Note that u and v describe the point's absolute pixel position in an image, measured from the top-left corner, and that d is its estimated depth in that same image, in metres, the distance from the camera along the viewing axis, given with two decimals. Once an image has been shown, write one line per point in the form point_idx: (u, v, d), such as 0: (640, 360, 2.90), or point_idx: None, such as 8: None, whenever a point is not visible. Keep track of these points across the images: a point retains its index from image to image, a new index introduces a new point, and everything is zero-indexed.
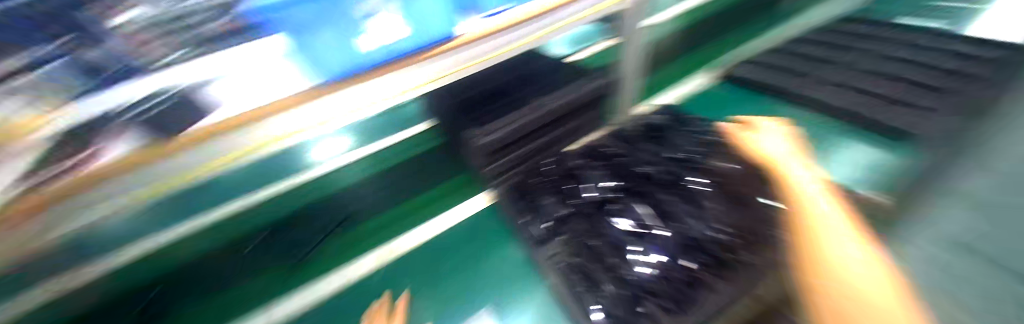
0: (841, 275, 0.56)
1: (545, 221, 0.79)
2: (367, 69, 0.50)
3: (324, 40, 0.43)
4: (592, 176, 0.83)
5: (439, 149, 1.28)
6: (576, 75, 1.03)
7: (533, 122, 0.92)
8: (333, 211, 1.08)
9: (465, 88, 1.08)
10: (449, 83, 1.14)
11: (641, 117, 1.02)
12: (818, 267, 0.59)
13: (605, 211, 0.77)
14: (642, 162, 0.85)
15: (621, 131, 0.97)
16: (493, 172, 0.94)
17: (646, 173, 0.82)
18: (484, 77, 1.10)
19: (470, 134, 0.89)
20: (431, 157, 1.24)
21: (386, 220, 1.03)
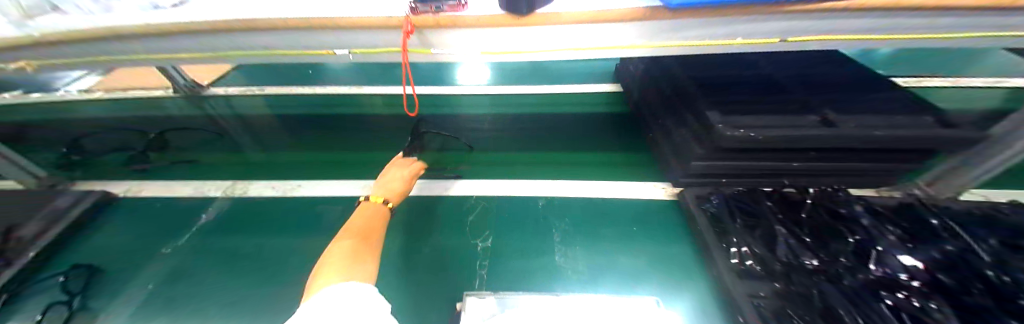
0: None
1: (757, 253, 0.66)
2: (715, 8, 0.51)
3: None
4: (866, 243, 0.63)
5: (609, 131, 1.26)
6: (882, 112, 0.78)
7: (801, 140, 0.74)
8: (502, 142, 1.23)
9: (712, 76, 0.97)
10: (691, 63, 1.07)
11: (971, 220, 0.70)
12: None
13: (875, 287, 0.56)
14: (970, 266, 0.57)
15: (928, 216, 0.69)
16: (705, 168, 0.83)
17: (973, 281, 0.55)
18: (736, 73, 0.98)
19: (713, 118, 0.78)
20: (597, 134, 1.25)
21: (544, 165, 1.12)
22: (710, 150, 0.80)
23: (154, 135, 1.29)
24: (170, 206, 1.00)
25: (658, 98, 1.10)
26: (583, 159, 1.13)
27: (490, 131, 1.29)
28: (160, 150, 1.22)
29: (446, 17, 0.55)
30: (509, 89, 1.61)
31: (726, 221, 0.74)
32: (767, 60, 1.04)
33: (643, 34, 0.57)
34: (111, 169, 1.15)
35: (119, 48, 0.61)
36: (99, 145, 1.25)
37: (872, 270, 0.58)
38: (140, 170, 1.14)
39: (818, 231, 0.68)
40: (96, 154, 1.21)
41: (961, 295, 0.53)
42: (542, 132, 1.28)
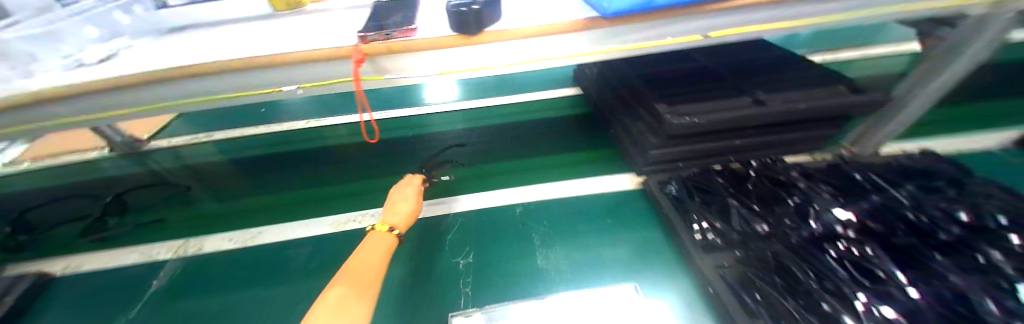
0: None
1: (718, 226, 0.71)
2: (645, 14, 0.57)
3: None
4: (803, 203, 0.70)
5: (576, 132, 1.31)
6: (801, 88, 0.88)
7: (738, 121, 0.82)
8: (476, 156, 1.24)
9: (658, 72, 1.05)
10: (637, 61, 1.16)
11: (884, 170, 0.81)
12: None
13: (815, 241, 0.63)
14: (882, 211, 0.67)
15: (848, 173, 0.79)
16: (663, 156, 0.89)
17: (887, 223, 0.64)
18: (678, 66, 1.07)
19: (662, 109, 0.85)
20: (566, 136, 1.30)
21: (521, 172, 1.14)
22: (665, 140, 0.86)
23: (111, 198, 1.17)
24: (118, 277, 0.91)
25: (614, 96, 1.17)
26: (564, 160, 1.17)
27: (463, 147, 1.30)
28: (115, 215, 1.11)
29: (398, 42, 0.56)
30: (475, 103, 1.63)
31: (689, 202, 0.80)
32: (703, 51, 1.14)
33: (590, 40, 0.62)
34: (62, 243, 1.02)
35: (44, 113, 0.56)
36: (42, 219, 1.12)
37: (810, 226, 0.66)
38: (94, 240, 1.03)
39: (764, 202, 0.75)
40: (42, 229, 1.08)
41: (881, 236, 0.62)
42: (514, 142, 1.31)
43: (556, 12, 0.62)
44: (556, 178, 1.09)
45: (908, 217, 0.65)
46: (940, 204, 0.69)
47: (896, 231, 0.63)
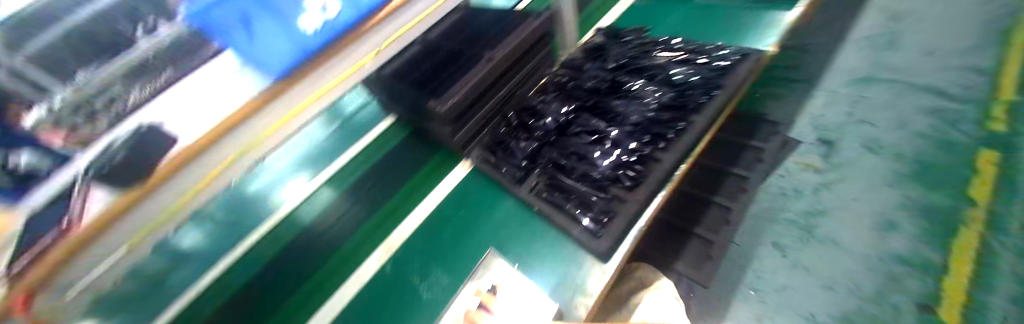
0: None
1: (515, 159, 0.84)
2: (314, 57, 0.54)
3: (272, 37, 0.49)
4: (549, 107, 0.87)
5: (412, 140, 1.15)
6: (512, 25, 1.01)
7: (487, 79, 0.90)
8: (342, 229, 0.95)
9: (411, 68, 1.02)
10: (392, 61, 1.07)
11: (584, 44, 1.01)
12: None
13: (568, 133, 0.81)
14: (590, 79, 0.87)
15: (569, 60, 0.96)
16: (463, 138, 0.94)
17: (595, 86, 0.85)
18: (417, 55, 1.06)
19: (432, 105, 0.85)
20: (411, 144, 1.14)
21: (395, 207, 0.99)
22: (453, 126, 0.90)
23: None
24: None
25: (399, 107, 1.10)
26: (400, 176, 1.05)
27: (319, 230, 0.95)
28: None
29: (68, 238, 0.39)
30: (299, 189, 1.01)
31: (494, 152, 0.90)
32: (439, 27, 1.13)
33: (291, 101, 0.54)
34: None
35: None
36: None
37: (563, 118, 0.84)
38: None
39: (533, 113, 0.88)
40: None
41: (599, 97, 0.83)
42: (358, 190, 1.03)
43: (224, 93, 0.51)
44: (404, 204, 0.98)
45: (610, 70, 0.86)
46: (626, 44, 0.92)
47: (607, 86, 0.84)
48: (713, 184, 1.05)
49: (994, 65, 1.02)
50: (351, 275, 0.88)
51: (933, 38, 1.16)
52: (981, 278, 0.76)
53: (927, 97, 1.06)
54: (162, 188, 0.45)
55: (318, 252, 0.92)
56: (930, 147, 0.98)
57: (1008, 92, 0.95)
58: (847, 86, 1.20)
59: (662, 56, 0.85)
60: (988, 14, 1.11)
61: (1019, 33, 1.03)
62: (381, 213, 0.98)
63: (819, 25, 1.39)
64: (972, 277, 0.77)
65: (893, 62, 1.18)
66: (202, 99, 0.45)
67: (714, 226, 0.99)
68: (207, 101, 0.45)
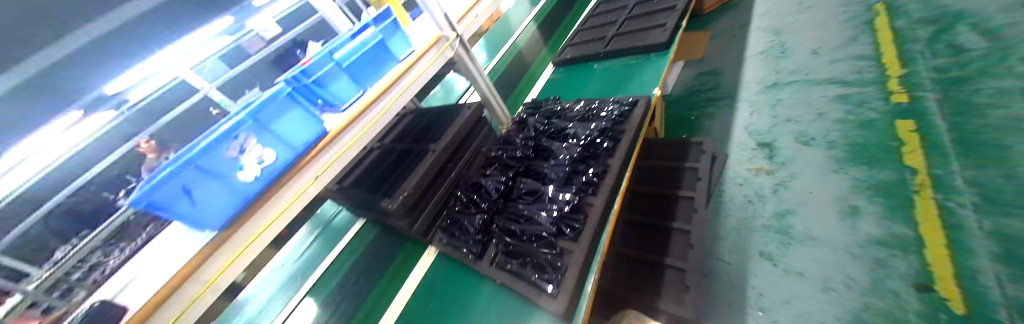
0: None
1: (468, 234, 0.87)
2: (253, 201, 0.64)
3: (215, 195, 0.59)
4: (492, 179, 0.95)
5: (385, 236, 1.22)
6: (449, 119, 1.15)
7: (432, 169, 0.99)
8: None
9: (367, 175, 1.12)
10: (350, 172, 1.16)
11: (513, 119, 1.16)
12: None
13: (512, 199, 0.88)
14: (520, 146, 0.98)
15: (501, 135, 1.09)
16: (422, 225, 0.97)
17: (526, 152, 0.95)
18: (372, 162, 1.17)
19: (385, 204, 0.92)
20: (386, 240, 1.21)
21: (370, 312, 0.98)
22: (408, 217, 0.95)
23: None
24: None
25: (359, 209, 1.16)
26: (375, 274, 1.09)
27: None
28: None
29: None
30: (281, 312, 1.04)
31: (449, 232, 0.93)
32: (390, 134, 1.28)
33: (234, 247, 0.60)
34: None
35: None
36: None
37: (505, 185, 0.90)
38: None
39: (477, 188, 0.95)
40: None
41: (531, 162, 0.92)
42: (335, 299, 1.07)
43: (176, 253, 0.59)
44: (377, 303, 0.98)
45: (534, 136, 0.98)
46: (545, 112, 1.07)
47: (535, 150, 0.94)
48: (668, 209, 1.11)
49: (882, 65, 1.43)
50: None
51: (816, 43, 1.70)
52: (957, 253, 0.87)
53: (823, 91, 1.48)
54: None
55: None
56: (843, 147, 1.26)
57: (899, 87, 1.32)
58: (762, 93, 1.66)
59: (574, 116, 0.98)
60: (844, 36, 1.64)
61: (887, 56, 1.44)
62: (357, 320, 0.97)
63: (716, 72, 1.94)
64: (950, 257, 0.87)
65: (787, 80, 1.64)
66: (160, 264, 0.57)
67: (682, 250, 1.00)
68: (163, 264, 0.56)
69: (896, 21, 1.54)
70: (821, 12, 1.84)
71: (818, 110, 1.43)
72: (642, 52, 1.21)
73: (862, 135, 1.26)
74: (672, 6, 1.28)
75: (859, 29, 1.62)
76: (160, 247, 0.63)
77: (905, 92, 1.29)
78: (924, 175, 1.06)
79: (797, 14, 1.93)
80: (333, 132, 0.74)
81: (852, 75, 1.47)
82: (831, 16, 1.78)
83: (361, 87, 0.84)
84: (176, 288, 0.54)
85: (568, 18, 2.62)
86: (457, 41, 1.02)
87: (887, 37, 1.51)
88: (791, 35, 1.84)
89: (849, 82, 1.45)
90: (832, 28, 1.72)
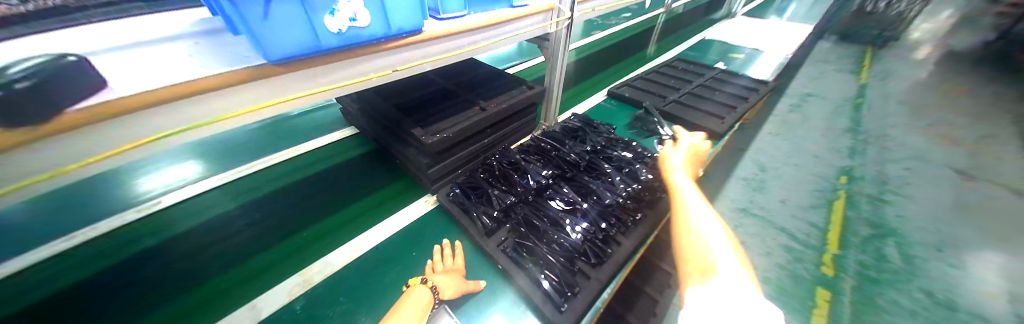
0: (723, 273, 0.55)
1: (489, 208, 0.82)
2: (324, 56, 0.52)
3: (288, 25, 0.46)
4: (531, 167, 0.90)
5: (372, 159, 1.12)
6: (507, 87, 1.09)
7: (477, 126, 0.92)
8: (254, 236, 0.84)
9: (399, 94, 0.99)
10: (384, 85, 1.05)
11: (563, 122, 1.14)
12: (692, 265, 0.60)
13: (545, 197, 0.85)
14: (570, 153, 0.95)
15: (548, 131, 1.06)
16: (437, 173, 0.89)
17: (574, 161, 0.93)
18: (408, 84, 1.06)
19: (418, 132, 0.82)
20: (369, 163, 1.10)
21: (333, 228, 0.87)
22: (432, 158, 0.86)
23: None
24: None
25: (372, 123, 1.04)
26: (357, 191, 0.99)
27: (220, 230, 0.86)
28: None
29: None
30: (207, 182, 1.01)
31: (464, 194, 0.87)
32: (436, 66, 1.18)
33: (260, 92, 0.49)
34: None
35: None
36: None
37: (543, 181, 0.87)
38: None
39: (513, 169, 0.91)
40: None
41: (576, 172, 0.90)
42: (289, 196, 0.97)
43: (190, 66, 0.47)
44: (349, 224, 0.88)
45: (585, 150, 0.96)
46: (599, 134, 1.06)
47: (585, 164, 0.92)
48: (645, 272, 1.17)
49: (826, 238, 1.69)
50: (250, 299, 0.70)
51: (789, 194, 1.96)
52: None
53: (777, 235, 1.71)
54: (53, 140, 0.37)
55: (225, 257, 0.79)
56: (771, 287, 1.47)
57: (831, 261, 1.58)
58: (733, 210, 1.85)
59: (627, 151, 0.99)
60: (811, 200, 1.91)
61: (833, 233, 1.71)
62: (312, 230, 0.86)
63: (707, 173, 2.13)
64: None
65: (757, 210, 1.85)
66: (169, 68, 0.45)
67: (645, 314, 1.04)
68: (173, 70, 0.45)
69: (850, 211, 1.84)
70: (802, 171, 2.11)
71: (767, 246, 1.65)
72: (694, 130, 1.29)
73: (789, 284, 1.48)
74: (733, 106, 1.38)
75: (823, 200, 1.90)
76: (167, 55, 0.50)
77: (835, 268, 1.54)
78: None
79: (786, 162, 2.19)
80: (429, 34, 0.65)
81: (803, 234, 1.72)
82: (809, 178, 2.06)
83: (467, 8, 0.75)
84: (179, 104, 0.43)
85: (612, 56, 2.68)
86: (565, 23, 0.98)
87: (839, 217, 1.80)
88: (775, 176, 2.09)
89: (798, 237, 1.69)
90: (806, 188, 1.99)
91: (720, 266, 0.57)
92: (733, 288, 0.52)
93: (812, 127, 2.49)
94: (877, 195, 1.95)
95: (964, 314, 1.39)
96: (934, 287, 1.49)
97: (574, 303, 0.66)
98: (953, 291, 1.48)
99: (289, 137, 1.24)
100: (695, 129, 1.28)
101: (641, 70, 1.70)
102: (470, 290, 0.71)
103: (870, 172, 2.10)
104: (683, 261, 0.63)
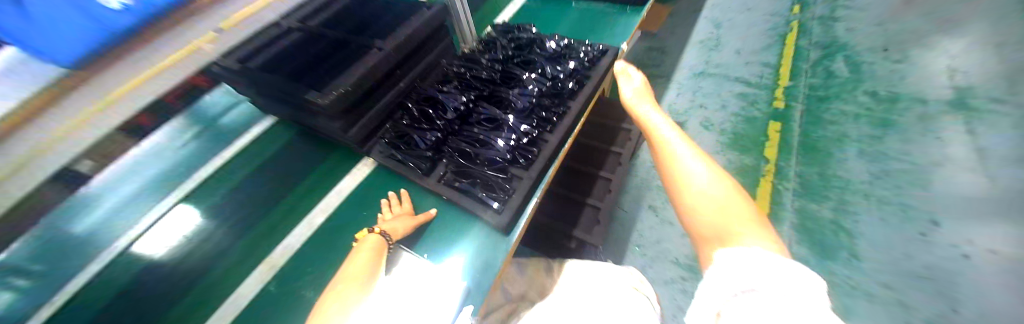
0: (740, 230, 0.51)
1: (417, 149, 0.80)
2: (126, 40, 0.32)
3: (61, 15, 0.29)
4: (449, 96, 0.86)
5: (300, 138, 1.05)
6: (404, 16, 0.98)
7: (378, 70, 0.85)
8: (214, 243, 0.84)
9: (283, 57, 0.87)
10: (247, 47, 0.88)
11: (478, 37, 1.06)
12: (709, 230, 0.54)
13: (470, 121, 0.83)
14: (485, 69, 0.91)
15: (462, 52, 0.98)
16: (359, 134, 0.86)
17: (490, 76, 0.89)
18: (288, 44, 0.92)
19: (312, 96, 0.76)
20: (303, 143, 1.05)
21: (286, 214, 0.88)
22: (343, 120, 0.82)
23: None
24: None
25: (274, 102, 0.95)
26: (295, 173, 0.97)
27: None
28: None
29: None
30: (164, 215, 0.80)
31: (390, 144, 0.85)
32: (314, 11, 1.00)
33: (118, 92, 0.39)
34: None
35: None
36: None
37: (464, 106, 0.84)
38: None
39: (431, 104, 0.87)
40: None
41: (496, 88, 0.87)
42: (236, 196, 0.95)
43: None
44: (298, 204, 0.89)
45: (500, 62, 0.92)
46: (515, 39, 0.99)
47: (502, 76, 0.90)
48: (597, 158, 1.24)
49: (775, 77, 1.79)
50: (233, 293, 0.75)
51: (741, 44, 1.97)
52: None
53: (732, 88, 1.78)
54: None
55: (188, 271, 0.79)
56: (729, 137, 1.59)
57: (779, 97, 1.70)
58: (689, 78, 1.88)
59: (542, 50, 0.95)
60: (761, 45, 1.94)
61: (782, 72, 1.80)
62: (266, 221, 0.87)
63: (662, 47, 2.09)
64: None
65: (712, 70, 1.88)
66: None
67: (601, 194, 1.15)
68: None
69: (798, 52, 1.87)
70: (755, 20, 2.09)
71: (723, 102, 1.73)
72: (620, 3, 1.21)
73: (744, 129, 1.60)
74: None
75: (772, 42, 1.94)
76: None
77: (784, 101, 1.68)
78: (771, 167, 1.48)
79: (738, 12, 2.15)
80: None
81: (756, 79, 1.79)
82: (759, 23, 2.06)
83: None
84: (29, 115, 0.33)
85: None
86: None
87: (787, 59, 1.86)
88: (728, 30, 2.07)
89: (751, 84, 1.77)
90: (756, 34, 2.00)
91: (731, 222, 0.53)
92: (749, 253, 0.47)
93: None
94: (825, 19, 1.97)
95: None
96: (878, 88, 1.56)
97: (511, 206, 0.71)
98: (897, 86, 1.53)
99: (226, 137, 0.99)
100: (620, 1, 1.21)
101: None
102: (424, 223, 0.76)
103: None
104: (699, 225, 0.56)
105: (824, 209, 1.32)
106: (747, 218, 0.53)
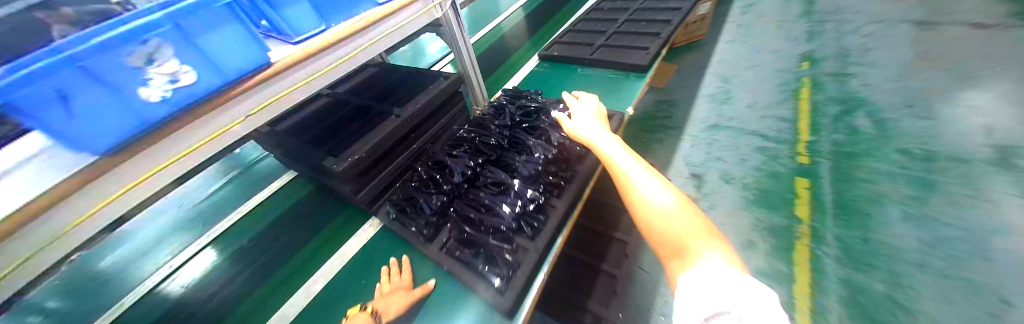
0: (697, 245, 0.53)
1: (422, 215, 0.79)
2: (157, 127, 0.48)
3: (108, 108, 0.43)
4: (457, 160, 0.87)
5: (315, 197, 1.09)
6: (421, 85, 1.06)
7: (392, 137, 0.90)
8: (212, 308, 0.82)
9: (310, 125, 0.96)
10: (287, 120, 0.99)
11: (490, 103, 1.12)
12: (670, 249, 0.56)
13: (477, 186, 0.83)
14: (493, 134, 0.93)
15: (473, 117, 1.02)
16: (367, 196, 0.88)
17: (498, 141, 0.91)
18: (315, 113, 1.01)
19: (328, 163, 0.79)
20: (316, 200, 1.08)
21: (290, 276, 0.87)
22: (354, 184, 0.85)
23: None
24: None
25: (295, 163, 1.01)
26: (306, 233, 0.98)
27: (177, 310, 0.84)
28: None
29: None
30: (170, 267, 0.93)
31: (396, 208, 0.85)
32: (346, 84, 1.12)
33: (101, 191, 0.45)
34: None
35: None
36: None
37: (471, 170, 0.85)
38: None
39: (440, 168, 0.88)
40: None
41: (504, 153, 0.88)
42: (243, 255, 0.95)
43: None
44: (302, 267, 0.88)
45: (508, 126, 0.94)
46: (525, 104, 1.03)
47: (509, 141, 0.91)
48: (612, 218, 1.19)
49: (795, 129, 1.72)
50: None
51: (753, 97, 1.96)
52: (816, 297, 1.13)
53: (749, 140, 1.73)
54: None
55: None
56: (753, 191, 1.49)
57: (803, 150, 1.61)
58: (703, 131, 1.86)
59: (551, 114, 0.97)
60: (776, 97, 1.92)
61: (801, 123, 1.73)
62: (270, 285, 0.86)
63: (673, 101, 2.11)
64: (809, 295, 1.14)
65: (726, 123, 1.86)
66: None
67: (617, 258, 1.08)
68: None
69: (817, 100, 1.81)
70: (762, 72, 2.09)
71: (741, 155, 1.67)
72: (623, 69, 1.27)
73: (769, 183, 1.51)
74: (659, 32, 1.35)
75: (787, 94, 1.91)
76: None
77: (807, 155, 1.57)
78: (806, 225, 1.32)
79: (747, 66, 2.18)
80: (283, 62, 0.59)
81: (774, 132, 1.72)
82: (770, 76, 2.06)
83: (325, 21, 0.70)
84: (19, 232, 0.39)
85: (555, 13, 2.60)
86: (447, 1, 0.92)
87: (803, 107, 1.80)
88: (739, 83, 2.07)
89: (769, 137, 1.71)
90: (768, 87, 1.99)
91: (688, 238, 0.55)
92: (708, 269, 0.48)
93: (766, 25, 2.46)
94: (840, 72, 1.95)
95: (945, 161, 1.39)
96: (909, 145, 1.49)
97: (516, 283, 0.66)
98: (929, 143, 1.46)
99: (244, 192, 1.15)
100: (625, 67, 1.26)
101: (572, 19, 1.64)
102: (420, 298, 0.72)
103: (830, 52, 2.09)
104: (662, 245, 0.58)
105: (877, 276, 1.13)
106: (705, 236, 0.55)
